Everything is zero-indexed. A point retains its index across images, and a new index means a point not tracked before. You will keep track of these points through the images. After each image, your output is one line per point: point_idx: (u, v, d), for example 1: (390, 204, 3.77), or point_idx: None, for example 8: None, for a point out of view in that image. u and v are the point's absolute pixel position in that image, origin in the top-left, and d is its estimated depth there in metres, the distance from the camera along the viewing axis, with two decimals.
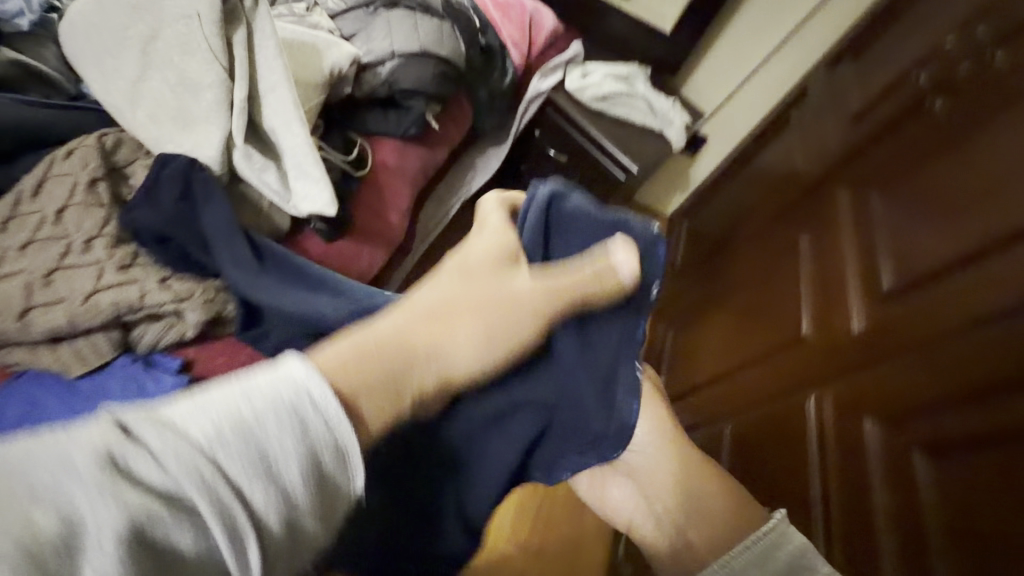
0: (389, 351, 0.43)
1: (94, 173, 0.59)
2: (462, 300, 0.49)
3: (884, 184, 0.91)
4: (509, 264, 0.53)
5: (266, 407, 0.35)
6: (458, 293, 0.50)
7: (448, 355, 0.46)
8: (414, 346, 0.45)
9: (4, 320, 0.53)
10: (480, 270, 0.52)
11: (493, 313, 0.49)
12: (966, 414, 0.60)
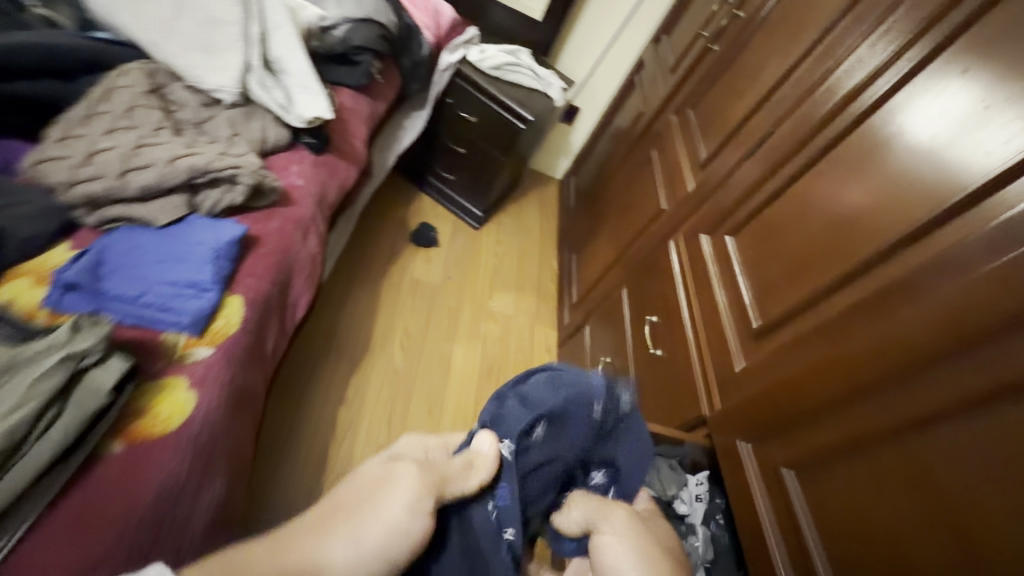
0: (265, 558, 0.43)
1: (146, 86, 0.80)
2: (324, 513, 0.49)
3: (694, 103, 1.33)
4: (390, 471, 0.53)
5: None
6: (319, 521, 0.48)
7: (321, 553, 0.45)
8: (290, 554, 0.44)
9: (103, 179, 0.71)
10: (365, 483, 0.52)
11: (373, 499, 0.50)
12: (754, 234, 0.96)
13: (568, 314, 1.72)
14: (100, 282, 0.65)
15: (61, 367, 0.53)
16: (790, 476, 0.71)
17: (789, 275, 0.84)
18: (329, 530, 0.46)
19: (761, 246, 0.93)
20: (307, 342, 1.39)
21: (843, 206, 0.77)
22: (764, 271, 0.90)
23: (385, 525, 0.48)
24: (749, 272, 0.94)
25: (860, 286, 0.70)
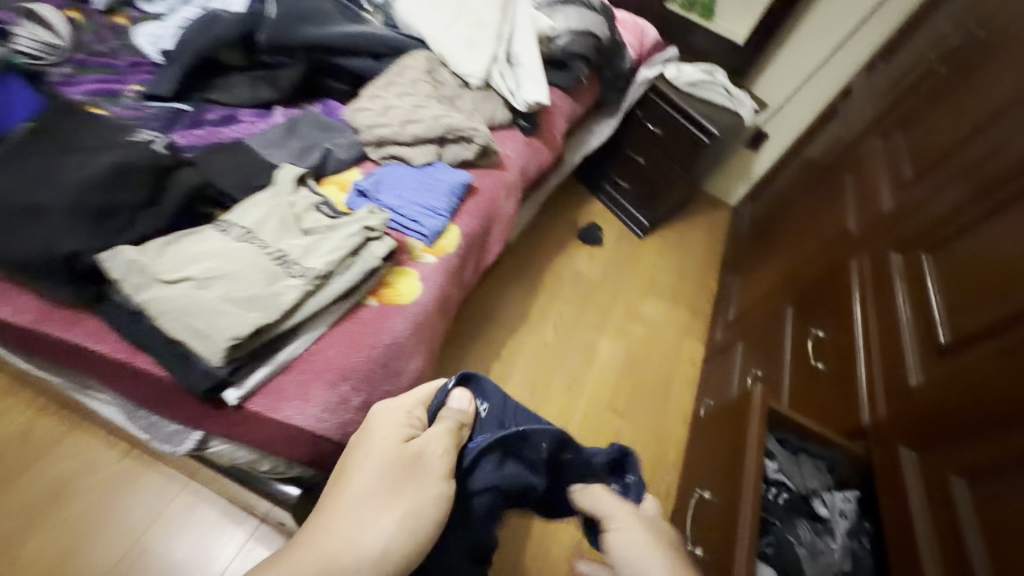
0: (310, 562, 0.49)
1: (426, 67, 1.08)
2: (350, 511, 0.54)
3: (905, 125, 1.27)
4: (409, 448, 0.60)
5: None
6: (349, 514, 0.54)
7: (360, 547, 0.51)
8: (332, 547, 0.51)
9: (391, 125, 0.98)
10: (388, 476, 0.57)
11: (409, 485, 0.57)
12: (951, 247, 0.91)
13: (721, 331, 1.69)
14: (380, 195, 0.91)
15: (360, 235, 0.76)
16: (958, 485, 0.67)
17: (988, 288, 0.79)
18: (387, 506, 0.55)
19: (958, 261, 0.88)
20: (479, 302, 1.61)
21: None
22: (954, 283, 0.86)
23: (421, 510, 0.56)
24: (940, 283, 0.89)
25: None
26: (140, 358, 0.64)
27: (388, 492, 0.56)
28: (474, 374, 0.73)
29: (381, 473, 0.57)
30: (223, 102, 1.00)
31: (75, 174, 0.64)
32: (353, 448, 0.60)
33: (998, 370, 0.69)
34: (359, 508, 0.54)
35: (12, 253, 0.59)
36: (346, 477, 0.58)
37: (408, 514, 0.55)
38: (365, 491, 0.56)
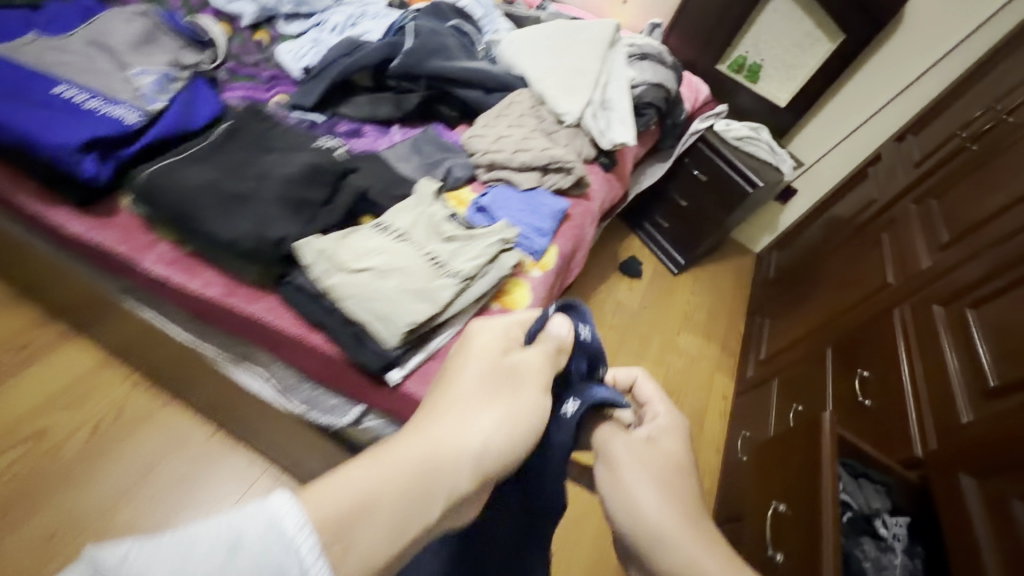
0: (408, 461, 0.38)
1: (530, 104, 1.21)
2: (450, 414, 0.43)
3: (939, 194, 1.41)
4: (508, 360, 0.49)
5: (317, 547, 0.30)
6: (452, 414, 0.43)
7: (462, 449, 0.40)
8: (438, 445, 0.40)
9: (503, 152, 1.09)
10: (485, 382, 0.47)
11: (509, 396, 0.46)
12: (994, 303, 1.02)
13: (753, 368, 1.79)
14: (496, 212, 1.01)
15: (497, 245, 0.86)
16: (1017, 506, 0.76)
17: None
18: (490, 409, 0.44)
19: (1003, 315, 0.99)
20: None
21: None
22: (999, 335, 0.97)
23: (520, 417, 0.45)
24: (986, 334, 1.00)
25: None
26: (313, 335, 0.72)
27: (485, 397, 0.45)
28: (574, 303, 0.61)
29: (481, 377, 0.46)
30: (351, 117, 1.10)
31: (275, 171, 0.73)
32: (451, 353, 0.50)
33: None
34: (460, 414, 0.43)
35: (228, 232, 0.68)
36: (440, 388, 0.46)
37: (512, 426, 0.44)
38: (459, 398, 0.45)
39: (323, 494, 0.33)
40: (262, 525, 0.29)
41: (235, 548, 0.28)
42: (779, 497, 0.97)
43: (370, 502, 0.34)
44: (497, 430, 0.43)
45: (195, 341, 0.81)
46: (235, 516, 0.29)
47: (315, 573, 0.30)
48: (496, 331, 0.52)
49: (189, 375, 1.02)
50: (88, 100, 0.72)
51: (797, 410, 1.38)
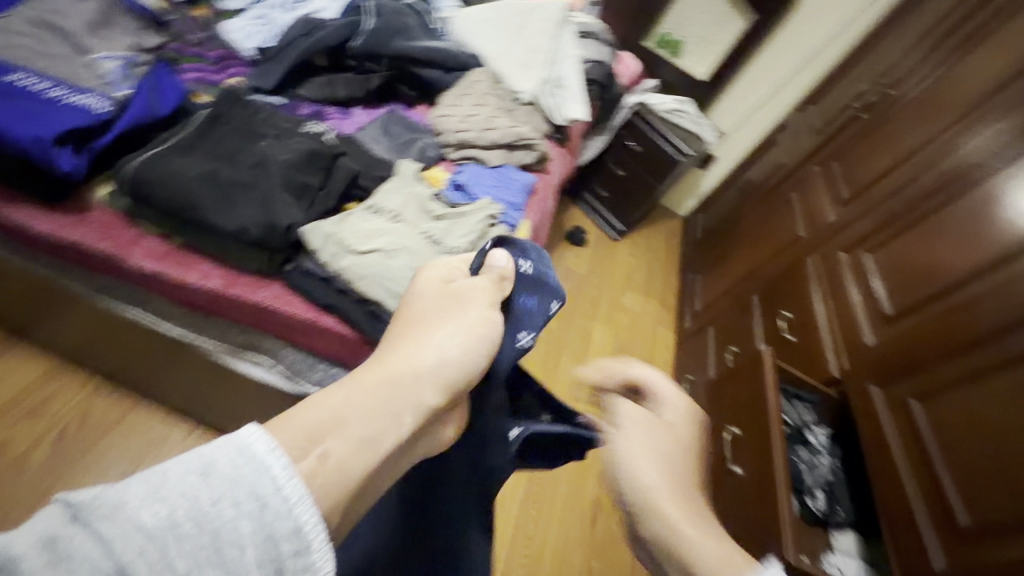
0: (369, 385, 0.46)
1: (490, 83, 1.28)
2: (405, 349, 0.52)
3: (838, 156, 1.65)
4: (454, 293, 0.61)
5: (289, 471, 0.36)
6: (411, 346, 0.52)
7: (416, 370, 0.50)
8: (394, 371, 0.49)
9: (470, 131, 1.14)
10: (435, 310, 0.58)
11: (454, 316, 0.58)
12: (887, 244, 1.25)
13: (690, 320, 1.99)
14: (473, 188, 1.05)
15: (485, 221, 0.91)
16: (916, 406, 0.97)
17: (920, 273, 1.11)
18: (439, 329, 0.55)
19: (895, 254, 1.21)
20: None
21: (972, 223, 1.05)
22: (893, 272, 1.19)
23: (470, 333, 0.56)
24: (884, 271, 1.22)
25: (989, 278, 0.95)
26: (324, 317, 0.75)
27: (435, 320, 0.57)
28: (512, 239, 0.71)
29: (428, 309, 0.58)
30: (311, 98, 1.08)
31: (273, 156, 0.75)
32: (406, 295, 0.62)
33: (936, 328, 1.00)
34: (417, 337, 0.54)
35: (235, 222, 0.69)
36: (401, 324, 0.57)
37: (458, 348, 0.54)
38: (414, 326, 0.56)
39: (290, 422, 0.39)
40: (235, 454, 0.35)
41: (207, 474, 0.33)
42: (734, 423, 1.14)
43: (338, 421, 0.41)
44: (453, 346, 0.54)
45: (189, 335, 0.79)
46: (204, 454, 0.34)
47: (288, 487, 0.35)
48: (441, 276, 0.64)
49: (160, 375, 0.97)
50: (50, 89, 0.69)
51: (733, 351, 1.58)
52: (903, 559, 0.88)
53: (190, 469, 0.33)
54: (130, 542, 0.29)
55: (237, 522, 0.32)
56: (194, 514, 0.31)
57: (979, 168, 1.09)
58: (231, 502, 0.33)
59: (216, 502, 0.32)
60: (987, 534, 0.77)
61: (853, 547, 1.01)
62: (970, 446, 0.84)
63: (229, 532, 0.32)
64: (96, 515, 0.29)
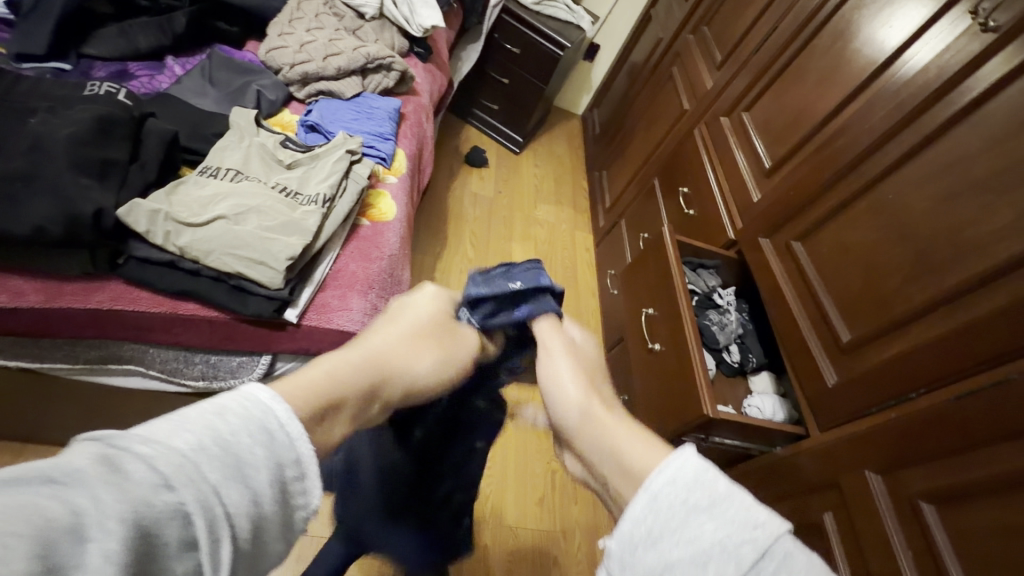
0: (352, 370, 0.42)
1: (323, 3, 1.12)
2: (398, 337, 0.50)
3: (708, 19, 1.63)
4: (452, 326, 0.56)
5: (292, 411, 0.33)
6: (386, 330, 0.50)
7: (406, 373, 0.47)
8: (365, 354, 0.45)
9: (312, 61, 1.00)
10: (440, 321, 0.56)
11: (442, 337, 0.53)
12: (762, 97, 1.27)
13: (603, 218, 2.01)
14: (329, 126, 0.94)
15: (345, 159, 0.83)
16: (799, 246, 1.04)
17: (792, 119, 1.14)
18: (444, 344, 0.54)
19: (769, 104, 1.24)
20: None
21: (830, 58, 1.07)
22: (770, 123, 1.22)
23: (450, 353, 0.53)
24: (762, 125, 1.25)
25: (850, 110, 0.99)
26: (183, 306, 0.67)
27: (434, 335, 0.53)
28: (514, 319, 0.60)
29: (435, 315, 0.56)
30: (104, 56, 0.90)
31: (52, 133, 0.62)
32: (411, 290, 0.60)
33: (808, 169, 1.06)
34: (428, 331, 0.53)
35: (26, 223, 0.57)
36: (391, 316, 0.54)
37: (440, 366, 0.51)
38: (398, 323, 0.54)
39: (294, 383, 0.37)
40: (237, 399, 0.32)
41: (222, 412, 0.31)
42: (648, 304, 1.19)
43: (320, 390, 0.38)
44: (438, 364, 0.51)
45: (32, 364, 0.68)
46: (213, 399, 0.31)
47: (294, 426, 0.32)
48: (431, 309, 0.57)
49: (29, 412, 0.85)
50: None
51: (644, 238, 1.62)
52: (806, 386, 0.97)
53: (203, 407, 0.30)
54: (168, 458, 0.27)
55: (255, 447, 0.30)
56: (220, 441, 0.29)
57: (828, 2, 1.10)
58: (247, 432, 0.30)
59: (236, 432, 0.30)
60: (870, 340, 0.85)
61: (769, 385, 1.13)
62: (853, 270, 0.91)
63: (250, 456, 0.30)
64: (135, 439, 0.27)
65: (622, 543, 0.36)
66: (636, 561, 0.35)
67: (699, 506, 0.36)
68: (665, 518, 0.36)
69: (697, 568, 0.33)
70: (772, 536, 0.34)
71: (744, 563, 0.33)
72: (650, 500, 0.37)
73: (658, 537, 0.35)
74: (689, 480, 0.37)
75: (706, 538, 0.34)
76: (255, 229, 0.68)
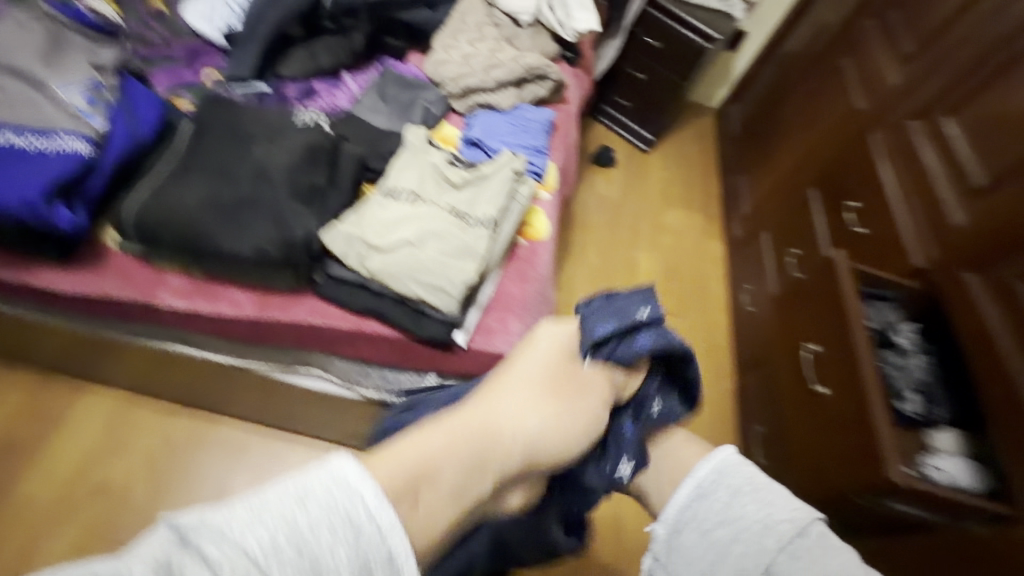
0: (453, 442, 0.45)
1: (482, 12, 1.12)
2: (516, 398, 0.51)
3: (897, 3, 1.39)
4: (571, 367, 0.56)
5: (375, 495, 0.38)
6: (489, 396, 0.51)
7: (519, 434, 0.49)
8: (474, 424, 0.47)
9: (473, 75, 1.02)
10: (552, 375, 0.55)
11: (574, 392, 0.54)
12: (974, 102, 1.06)
13: (740, 226, 1.85)
14: (489, 141, 0.95)
15: (511, 179, 0.82)
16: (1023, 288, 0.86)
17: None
18: (579, 397, 0.53)
19: (984, 110, 1.03)
20: None
21: None
22: (985, 134, 1.01)
23: (573, 418, 0.52)
24: (971, 136, 1.04)
25: None
26: (367, 324, 0.71)
27: (561, 388, 0.53)
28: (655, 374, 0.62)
29: (556, 361, 0.56)
30: (295, 76, 0.97)
31: (271, 163, 0.69)
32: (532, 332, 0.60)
33: None
34: (553, 393, 0.52)
35: (251, 246, 0.64)
36: (505, 371, 0.55)
37: (561, 429, 0.51)
38: (510, 373, 0.54)
39: (391, 465, 0.41)
40: (330, 481, 0.37)
41: (305, 500, 0.36)
42: (812, 338, 1.07)
43: (417, 476, 0.42)
44: (562, 424, 0.51)
45: (241, 361, 0.77)
46: (302, 479, 0.37)
47: (378, 515, 0.37)
48: (548, 359, 0.56)
49: (228, 391, 0.98)
50: (35, 142, 0.65)
51: (794, 254, 1.47)
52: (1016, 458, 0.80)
53: (289, 495, 0.36)
54: (237, 565, 0.32)
55: (335, 547, 0.35)
56: (291, 538, 0.34)
57: None
58: (327, 527, 0.35)
59: (315, 527, 0.35)
60: None
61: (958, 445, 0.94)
62: None
63: (328, 559, 0.35)
64: (208, 535, 0.33)
65: (675, 522, 0.54)
66: (686, 535, 0.53)
67: (735, 479, 0.54)
68: (713, 499, 0.53)
69: (740, 542, 0.50)
70: (809, 517, 0.49)
71: (783, 535, 0.48)
72: (697, 485, 0.55)
73: (705, 517, 0.53)
74: (731, 469, 0.55)
75: (746, 516, 0.51)
76: (436, 254, 0.70)
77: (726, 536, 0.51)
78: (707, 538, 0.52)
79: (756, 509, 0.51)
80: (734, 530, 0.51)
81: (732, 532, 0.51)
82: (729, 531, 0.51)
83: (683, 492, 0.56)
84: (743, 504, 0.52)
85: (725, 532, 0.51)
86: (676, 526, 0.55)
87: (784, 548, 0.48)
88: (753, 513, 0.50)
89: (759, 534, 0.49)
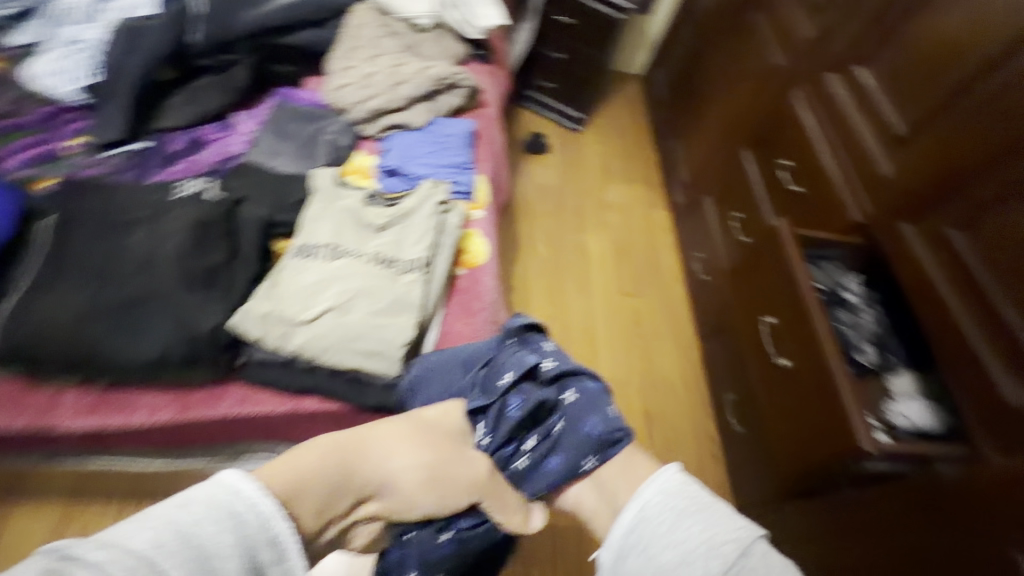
0: (321, 459, 0.51)
1: (378, 22, 1.04)
2: (394, 431, 0.57)
3: None
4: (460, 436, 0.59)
5: (263, 498, 0.45)
6: (374, 434, 0.56)
7: (377, 473, 0.54)
8: (351, 445, 0.54)
9: (379, 95, 0.94)
10: (437, 443, 0.58)
11: (445, 455, 0.57)
12: (887, 48, 1.05)
13: (681, 193, 1.85)
14: (408, 167, 0.89)
15: (435, 211, 0.76)
16: (955, 234, 0.86)
17: (936, 71, 0.93)
18: (446, 460, 0.57)
19: (895, 55, 1.03)
20: None
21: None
22: (901, 78, 1.01)
23: (439, 479, 0.56)
24: (887, 84, 1.04)
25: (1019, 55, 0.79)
26: (305, 402, 0.64)
27: (438, 447, 0.57)
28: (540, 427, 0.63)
29: (447, 428, 0.59)
30: (177, 126, 0.87)
31: (158, 251, 0.63)
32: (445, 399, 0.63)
33: (962, 136, 0.86)
34: (428, 451, 0.56)
35: (152, 349, 0.59)
36: (395, 421, 0.58)
37: (424, 485, 0.55)
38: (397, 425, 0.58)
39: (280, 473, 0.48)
40: (213, 481, 0.45)
41: (191, 501, 0.43)
42: (767, 309, 1.07)
43: (298, 481, 0.48)
44: (416, 479, 0.55)
45: (175, 463, 0.69)
46: (194, 487, 0.44)
47: (263, 504, 0.44)
48: (434, 420, 0.59)
49: (176, 481, 0.90)
50: None
51: (737, 217, 1.47)
52: (967, 399, 0.79)
53: (172, 504, 0.43)
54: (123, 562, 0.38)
55: (221, 536, 0.42)
56: (178, 537, 0.40)
57: None
58: (212, 521, 0.42)
59: (203, 521, 0.42)
60: None
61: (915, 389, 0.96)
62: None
63: (214, 546, 0.41)
64: (88, 548, 0.39)
65: (616, 551, 0.53)
66: (627, 563, 0.52)
67: (672, 496, 0.53)
68: (654, 523, 0.52)
69: (686, 563, 0.47)
70: (751, 535, 0.48)
71: (727, 557, 0.46)
72: (639, 509, 0.53)
73: (645, 539, 0.51)
74: (673, 490, 0.53)
75: (690, 538, 0.49)
76: (366, 315, 0.64)
77: (669, 558, 0.49)
78: (649, 560, 0.50)
79: (697, 531, 0.49)
80: (677, 550, 0.49)
81: (675, 557, 0.48)
82: (672, 555, 0.49)
83: (625, 516, 0.53)
84: (685, 528, 0.50)
85: (670, 555, 0.49)
86: (618, 553, 0.53)
87: (729, 568, 0.46)
88: (693, 535, 0.49)
89: (702, 553, 0.47)
